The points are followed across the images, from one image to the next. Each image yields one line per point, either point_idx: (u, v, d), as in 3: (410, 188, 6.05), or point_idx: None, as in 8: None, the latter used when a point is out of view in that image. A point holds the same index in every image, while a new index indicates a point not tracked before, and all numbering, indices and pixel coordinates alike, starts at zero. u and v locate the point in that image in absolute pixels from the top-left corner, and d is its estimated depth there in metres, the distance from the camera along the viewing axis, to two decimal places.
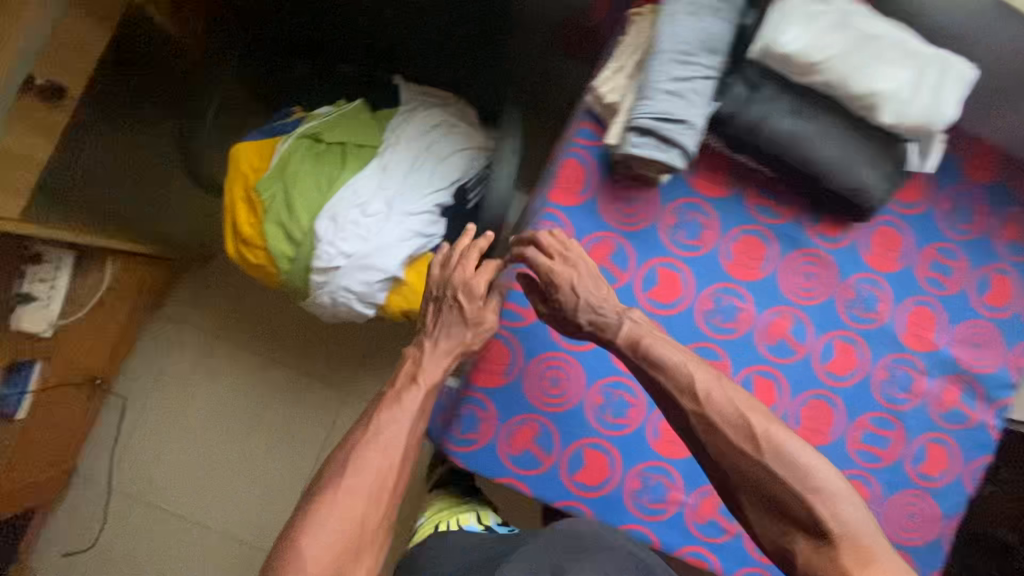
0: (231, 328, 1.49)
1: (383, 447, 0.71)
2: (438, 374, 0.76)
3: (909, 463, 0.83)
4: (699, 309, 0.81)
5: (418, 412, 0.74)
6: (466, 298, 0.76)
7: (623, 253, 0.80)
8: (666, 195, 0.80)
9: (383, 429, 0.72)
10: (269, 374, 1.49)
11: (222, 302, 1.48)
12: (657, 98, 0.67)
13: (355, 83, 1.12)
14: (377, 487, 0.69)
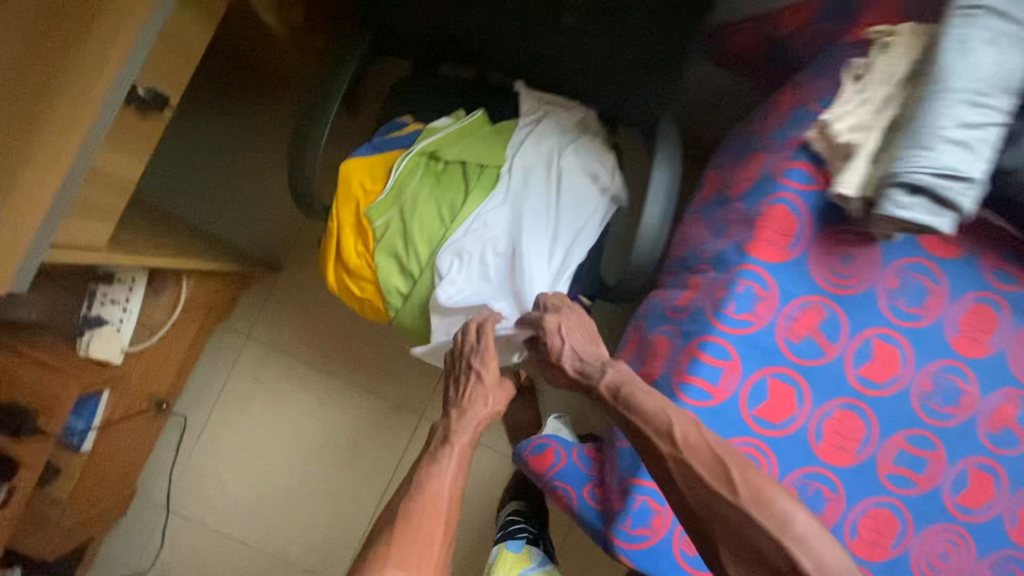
0: (299, 344, 1.37)
1: (429, 499, 0.72)
2: (468, 436, 0.78)
3: None
4: (916, 389, 0.68)
5: (456, 472, 0.76)
6: (480, 365, 0.78)
7: (834, 321, 0.67)
8: (890, 254, 0.67)
9: (426, 482, 0.74)
10: (338, 394, 1.37)
11: (291, 316, 1.36)
12: (940, 147, 0.54)
13: (467, 92, 0.98)
14: (424, 545, 0.69)
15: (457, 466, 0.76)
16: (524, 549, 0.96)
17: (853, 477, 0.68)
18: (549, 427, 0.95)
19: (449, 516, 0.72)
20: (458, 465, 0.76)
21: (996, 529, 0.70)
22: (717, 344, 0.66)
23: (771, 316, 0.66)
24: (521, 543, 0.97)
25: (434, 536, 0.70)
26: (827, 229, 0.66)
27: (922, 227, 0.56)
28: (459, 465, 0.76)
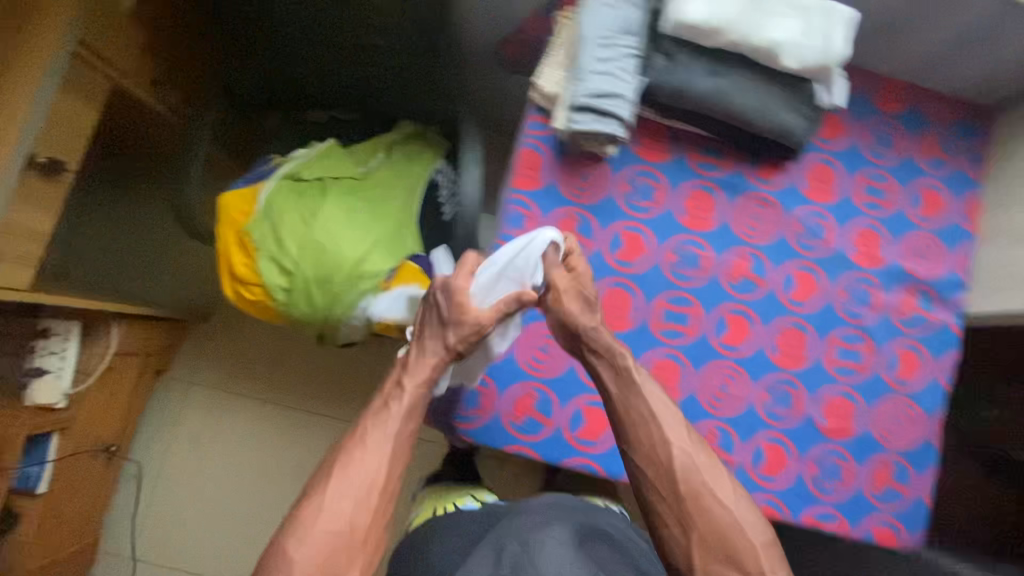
0: (235, 379, 1.52)
1: (376, 447, 0.67)
2: (425, 374, 0.74)
3: (886, 371, 0.90)
4: (664, 261, 0.89)
5: (406, 414, 0.71)
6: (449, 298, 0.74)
7: (587, 223, 0.89)
8: (617, 167, 0.90)
9: (366, 432, 0.69)
10: (277, 418, 1.50)
11: (225, 355, 1.51)
12: (591, 78, 0.78)
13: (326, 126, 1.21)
14: (360, 493, 0.64)
15: (410, 412, 0.71)
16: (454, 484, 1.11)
17: (633, 338, 0.87)
18: None
19: (393, 462, 0.67)
20: (408, 411, 0.71)
21: (764, 360, 0.89)
22: None
23: (540, 230, 0.88)
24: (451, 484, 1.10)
25: (369, 488, 0.65)
26: (566, 159, 0.89)
27: (601, 135, 0.79)
28: (403, 406, 0.71)
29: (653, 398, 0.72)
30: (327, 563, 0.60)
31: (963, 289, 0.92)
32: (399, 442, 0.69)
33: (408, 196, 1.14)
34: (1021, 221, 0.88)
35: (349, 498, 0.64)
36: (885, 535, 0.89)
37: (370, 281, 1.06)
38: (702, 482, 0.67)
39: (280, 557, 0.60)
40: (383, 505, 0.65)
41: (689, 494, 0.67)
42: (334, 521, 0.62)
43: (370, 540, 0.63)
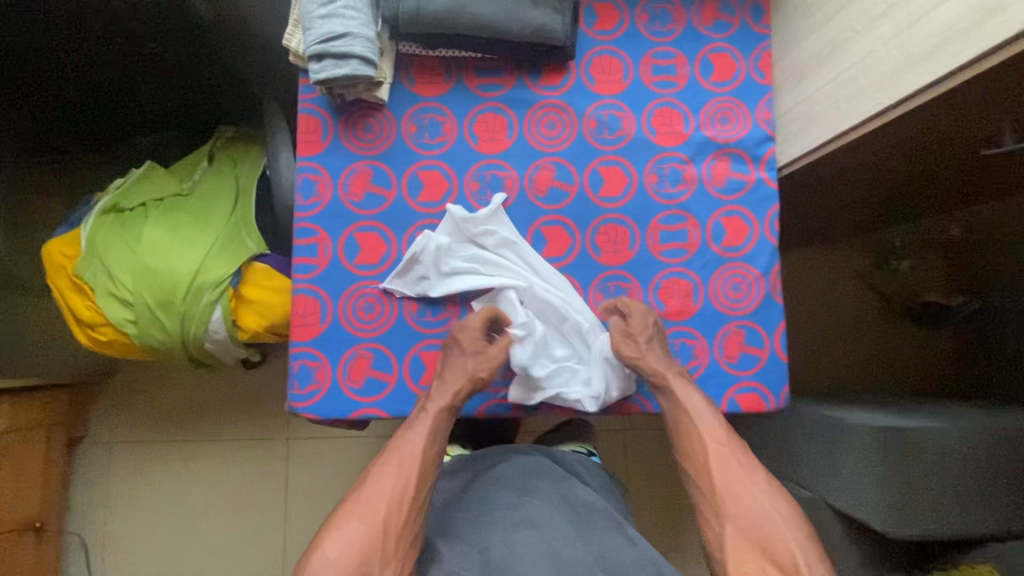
0: (155, 429, 1.49)
1: (401, 464, 0.75)
2: (444, 399, 0.79)
3: (714, 243, 0.90)
4: (468, 191, 0.88)
5: (431, 436, 0.77)
6: (465, 333, 0.80)
7: (381, 174, 0.87)
8: (398, 110, 0.88)
9: (396, 448, 0.76)
10: (208, 455, 1.48)
11: (138, 408, 1.49)
12: (318, 25, 0.76)
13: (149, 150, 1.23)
14: (394, 503, 0.72)
15: (437, 433, 0.78)
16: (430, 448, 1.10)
17: None
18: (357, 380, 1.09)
19: (421, 483, 0.74)
20: (437, 431, 0.78)
21: (590, 261, 0.89)
22: (303, 228, 0.85)
23: (334, 192, 0.86)
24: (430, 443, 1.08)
25: (402, 500, 0.72)
26: (344, 114, 0.87)
27: (348, 78, 0.77)
28: (430, 428, 0.77)
29: (704, 416, 0.80)
30: (361, 564, 0.68)
31: (773, 141, 0.92)
32: (426, 461, 0.76)
33: (235, 198, 1.13)
34: (801, 55, 0.86)
35: (382, 506, 0.71)
36: (752, 402, 0.87)
37: (212, 290, 1.05)
38: (740, 480, 0.76)
39: (314, 548, 0.69)
40: (411, 515, 0.72)
41: (725, 491, 0.76)
42: (368, 528, 0.69)
43: (405, 550, 0.70)
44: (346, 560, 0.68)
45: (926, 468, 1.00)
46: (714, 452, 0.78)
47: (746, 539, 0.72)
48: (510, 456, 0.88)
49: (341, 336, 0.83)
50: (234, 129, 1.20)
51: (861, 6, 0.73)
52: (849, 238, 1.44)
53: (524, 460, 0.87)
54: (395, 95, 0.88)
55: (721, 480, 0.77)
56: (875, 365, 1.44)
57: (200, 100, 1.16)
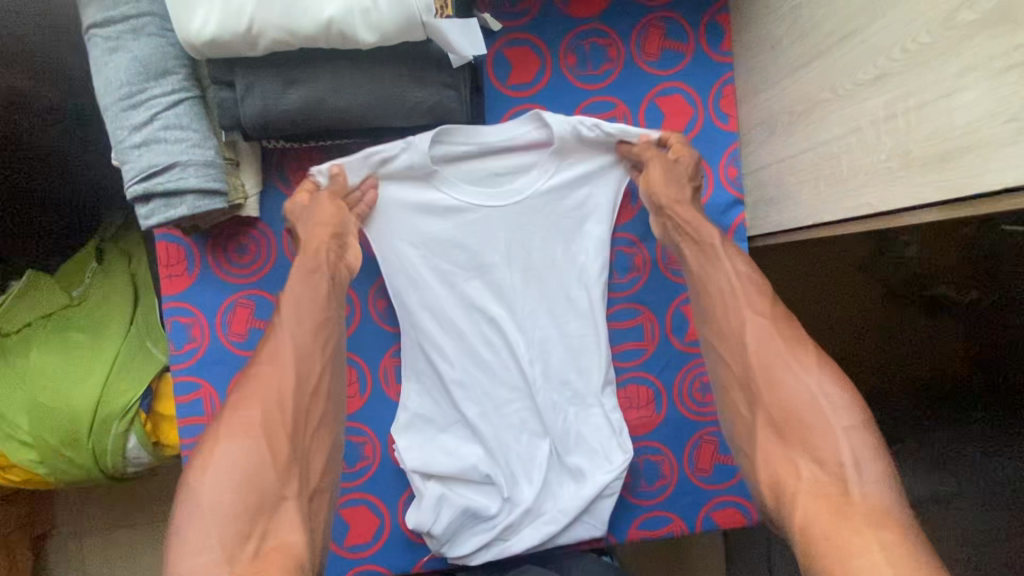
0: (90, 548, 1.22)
1: (270, 357, 0.60)
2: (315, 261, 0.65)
3: (676, 339, 0.75)
4: (373, 311, 0.75)
5: (302, 321, 0.63)
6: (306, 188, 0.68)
7: (266, 305, 0.72)
8: (277, 222, 0.72)
9: (263, 347, 0.62)
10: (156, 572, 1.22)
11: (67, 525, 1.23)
12: (133, 156, 0.58)
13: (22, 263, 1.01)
14: (273, 404, 0.57)
15: (302, 308, 0.63)
16: None
17: (370, 412, 0.74)
18: None
19: (301, 367, 0.60)
20: (301, 308, 0.63)
21: (546, 294, 0.74)
22: (182, 382, 0.71)
23: (212, 335, 0.71)
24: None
25: (285, 396, 0.58)
26: (210, 237, 0.71)
27: (191, 215, 0.61)
28: (295, 312, 0.63)
29: (740, 281, 0.62)
30: (243, 487, 0.52)
31: (742, 204, 0.74)
32: (303, 342, 0.62)
33: (133, 304, 0.99)
34: (769, 101, 0.68)
35: (259, 407, 0.57)
36: (732, 518, 0.76)
37: (120, 420, 0.93)
38: (779, 355, 0.57)
39: (184, 493, 0.52)
40: (303, 409, 0.59)
41: (760, 373, 0.57)
42: (242, 440, 0.54)
43: (305, 450, 0.57)
44: (220, 488, 0.52)
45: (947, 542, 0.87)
46: (738, 315, 0.60)
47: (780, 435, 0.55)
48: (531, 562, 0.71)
49: None
50: (124, 215, 1.03)
51: (843, 59, 0.54)
52: None
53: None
54: (269, 204, 0.71)
55: (757, 356, 0.58)
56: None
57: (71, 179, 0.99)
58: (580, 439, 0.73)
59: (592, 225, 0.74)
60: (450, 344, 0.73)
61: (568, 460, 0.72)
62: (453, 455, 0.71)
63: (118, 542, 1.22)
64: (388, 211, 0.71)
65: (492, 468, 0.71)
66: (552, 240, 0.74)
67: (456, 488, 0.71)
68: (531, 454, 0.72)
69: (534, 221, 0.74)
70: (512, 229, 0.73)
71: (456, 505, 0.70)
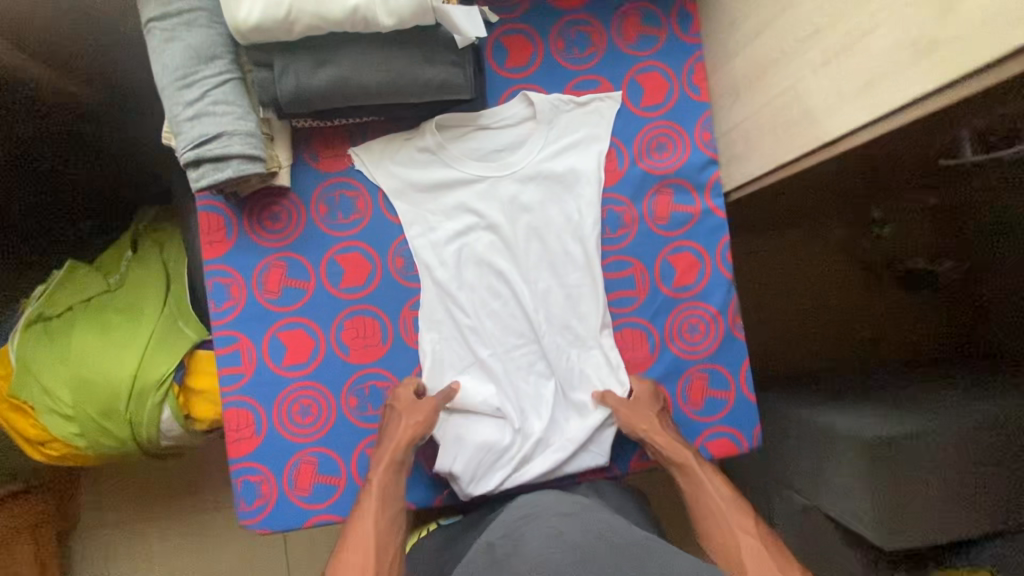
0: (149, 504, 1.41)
1: (357, 545, 0.68)
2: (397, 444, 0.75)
3: (664, 285, 0.84)
4: (393, 269, 0.81)
5: (382, 502, 0.72)
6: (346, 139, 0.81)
7: (296, 265, 0.80)
8: (305, 190, 0.81)
9: (348, 529, 0.70)
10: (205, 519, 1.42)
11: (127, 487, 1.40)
12: (186, 128, 0.68)
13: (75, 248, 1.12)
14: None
15: (384, 500, 0.73)
16: None
17: (391, 361, 0.81)
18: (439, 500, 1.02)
19: (380, 553, 0.68)
20: (386, 499, 0.73)
21: (549, 254, 0.83)
22: (222, 336, 0.79)
23: (248, 292, 0.80)
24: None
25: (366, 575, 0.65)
26: (245, 205, 0.80)
27: (234, 179, 0.70)
28: (382, 496, 0.73)
29: (724, 498, 0.73)
30: None
31: (716, 163, 0.84)
32: (381, 533, 0.70)
33: (166, 288, 1.06)
34: (734, 70, 0.78)
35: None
36: (723, 446, 0.83)
37: (156, 391, 1.00)
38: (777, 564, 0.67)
39: None
40: None
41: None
42: None
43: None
44: None
45: (923, 471, 0.95)
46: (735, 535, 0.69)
47: None
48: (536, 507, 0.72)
49: (281, 446, 0.79)
50: (155, 209, 1.13)
51: (789, 22, 0.64)
52: (825, 214, 1.36)
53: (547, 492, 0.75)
54: (298, 176, 0.80)
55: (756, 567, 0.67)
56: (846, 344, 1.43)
57: (117, 170, 1.11)
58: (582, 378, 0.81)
59: (584, 186, 0.83)
60: (461, 294, 0.81)
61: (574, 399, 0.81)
62: (468, 392, 0.80)
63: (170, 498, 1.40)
64: (403, 179, 0.82)
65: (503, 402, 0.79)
66: (550, 204, 0.83)
67: (472, 422, 0.79)
68: (540, 395, 0.81)
69: (532, 187, 0.83)
70: (513, 192, 0.83)
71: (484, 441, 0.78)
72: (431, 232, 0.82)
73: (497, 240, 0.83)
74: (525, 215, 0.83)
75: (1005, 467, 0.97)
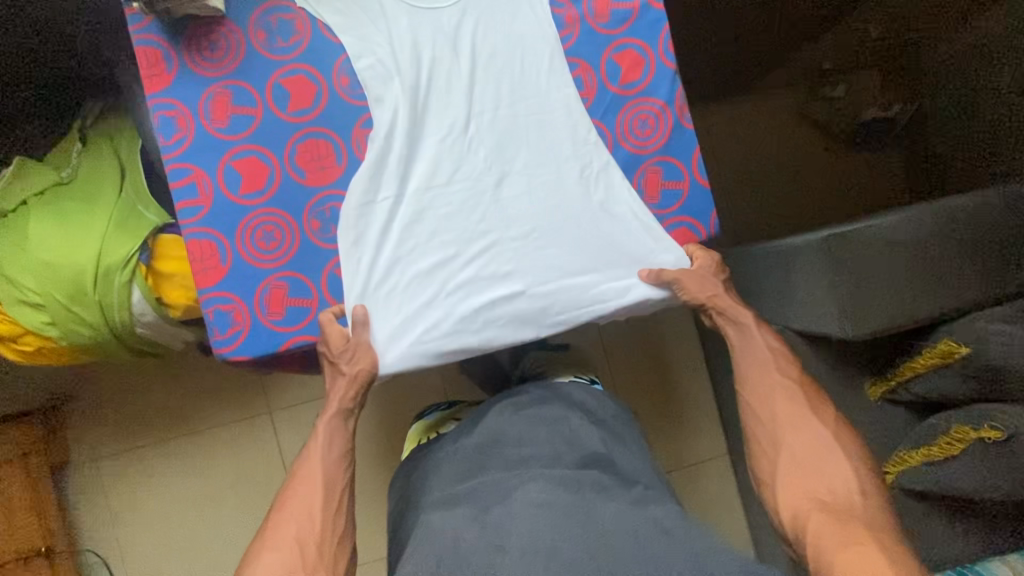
0: (148, 425, 1.41)
1: (306, 477, 0.78)
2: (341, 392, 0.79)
3: (611, 85, 0.84)
4: (338, 89, 0.81)
5: (326, 443, 0.79)
6: None
7: (241, 93, 0.79)
8: (241, 17, 0.80)
9: (299, 466, 0.79)
10: (206, 439, 1.41)
11: (122, 409, 1.40)
12: None
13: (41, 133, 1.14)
14: (307, 522, 0.75)
15: (333, 438, 0.80)
16: (439, 415, 1.05)
17: (348, 181, 0.81)
18: (439, 416, 1.05)
19: (330, 488, 0.78)
20: (333, 438, 0.80)
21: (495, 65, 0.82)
22: (174, 168, 0.79)
23: (195, 124, 0.79)
24: (438, 408, 1.08)
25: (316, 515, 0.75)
26: (183, 35, 0.79)
27: None
28: (327, 441, 0.80)
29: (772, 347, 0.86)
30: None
31: None
32: (329, 468, 0.79)
33: (123, 173, 1.05)
34: None
35: (295, 525, 0.75)
36: (684, 235, 0.85)
37: (122, 270, 0.99)
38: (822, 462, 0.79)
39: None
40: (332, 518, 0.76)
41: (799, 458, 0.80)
42: (278, 551, 0.73)
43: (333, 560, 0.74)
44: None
45: (877, 259, 0.98)
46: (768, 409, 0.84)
47: (797, 473, 0.79)
48: (527, 459, 0.81)
49: (248, 273, 0.79)
50: (101, 102, 1.11)
51: None
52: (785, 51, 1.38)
53: (532, 408, 0.88)
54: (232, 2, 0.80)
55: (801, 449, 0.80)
56: (808, 202, 1.47)
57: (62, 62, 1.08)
58: (597, 215, 0.82)
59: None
60: (420, 169, 0.80)
61: (564, 258, 0.82)
62: (447, 269, 0.80)
63: (172, 418, 1.41)
64: (347, 14, 0.81)
65: (509, 259, 0.80)
66: (513, 47, 0.82)
67: (463, 296, 0.80)
68: (535, 256, 0.81)
69: (492, 34, 0.82)
70: (457, 22, 0.81)
71: (477, 296, 0.80)
72: (383, 65, 0.80)
73: (439, 66, 0.81)
74: (464, 34, 0.81)
75: (974, 263, 0.99)
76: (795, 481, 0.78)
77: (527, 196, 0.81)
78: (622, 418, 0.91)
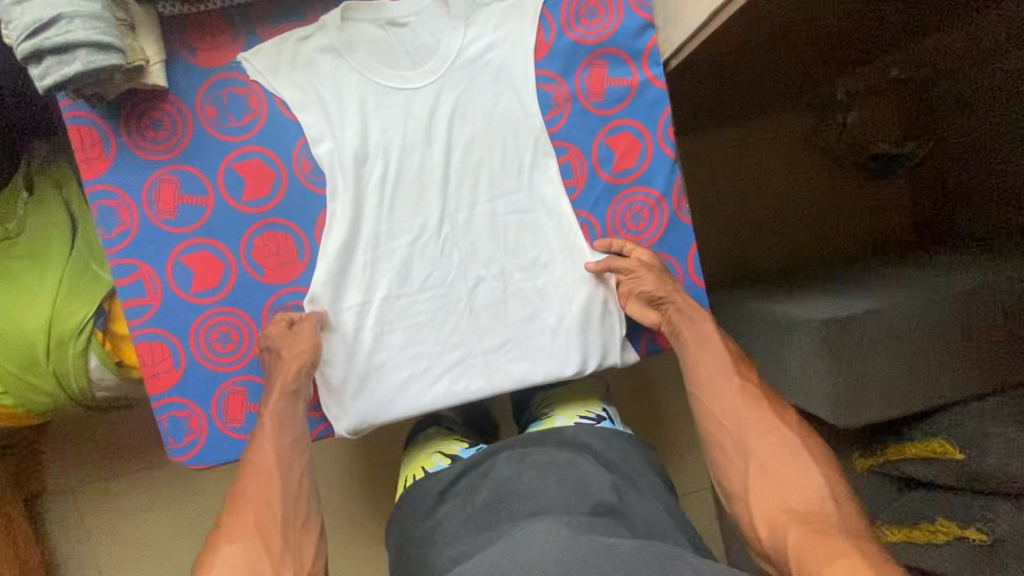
0: (122, 458, 1.33)
1: (255, 468, 0.67)
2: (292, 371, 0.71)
3: (604, 172, 0.77)
4: (299, 174, 0.73)
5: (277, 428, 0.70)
6: (228, 25, 0.70)
7: (189, 179, 0.71)
8: (187, 91, 0.70)
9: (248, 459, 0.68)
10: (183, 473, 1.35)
11: (93, 443, 1.32)
12: (15, 14, 0.58)
13: None
14: None
15: (285, 426, 0.70)
16: (423, 445, 0.91)
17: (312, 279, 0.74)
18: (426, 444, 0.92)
19: (285, 478, 0.67)
20: (283, 425, 0.70)
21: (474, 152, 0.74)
22: (118, 265, 0.71)
23: (140, 215, 0.71)
24: (421, 435, 0.95)
25: None
26: (122, 114, 0.70)
27: (87, 75, 0.60)
28: (278, 424, 0.70)
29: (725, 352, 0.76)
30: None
31: (652, 28, 0.75)
32: (282, 458, 0.68)
33: (73, 229, 0.97)
34: None
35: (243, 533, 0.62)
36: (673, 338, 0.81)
37: (76, 339, 0.92)
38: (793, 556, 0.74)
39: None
40: None
41: None
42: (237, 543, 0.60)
43: None
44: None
45: (874, 350, 0.92)
46: None
47: None
48: (534, 497, 0.70)
49: (205, 376, 0.74)
50: (46, 146, 1.02)
51: None
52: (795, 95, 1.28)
53: (539, 453, 0.77)
54: (177, 76, 0.70)
55: None
56: None
57: None
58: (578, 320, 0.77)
59: (512, 69, 0.74)
60: (388, 274, 0.74)
61: (542, 369, 0.77)
62: (417, 382, 0.75)
63: (145, 450, 1.33)
64: (308, 90, 0.71)
65: (485, 372, 0.76)
66: (493, 136, 0.74)
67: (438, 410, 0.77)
68: (510, 367, 0.77)
69: (469, 120, 0.74)
70: (432, 104, 0.73)
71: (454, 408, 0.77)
72: (349, 155, 0.72)
73: (409, 159, 0.73)
74: (438, 118, 0.73)
75: (976, 353, 0.94)
76: (769, 493, 0.65)
77: (502, 302, 0.77)
78: (633, 459, 0.79)
